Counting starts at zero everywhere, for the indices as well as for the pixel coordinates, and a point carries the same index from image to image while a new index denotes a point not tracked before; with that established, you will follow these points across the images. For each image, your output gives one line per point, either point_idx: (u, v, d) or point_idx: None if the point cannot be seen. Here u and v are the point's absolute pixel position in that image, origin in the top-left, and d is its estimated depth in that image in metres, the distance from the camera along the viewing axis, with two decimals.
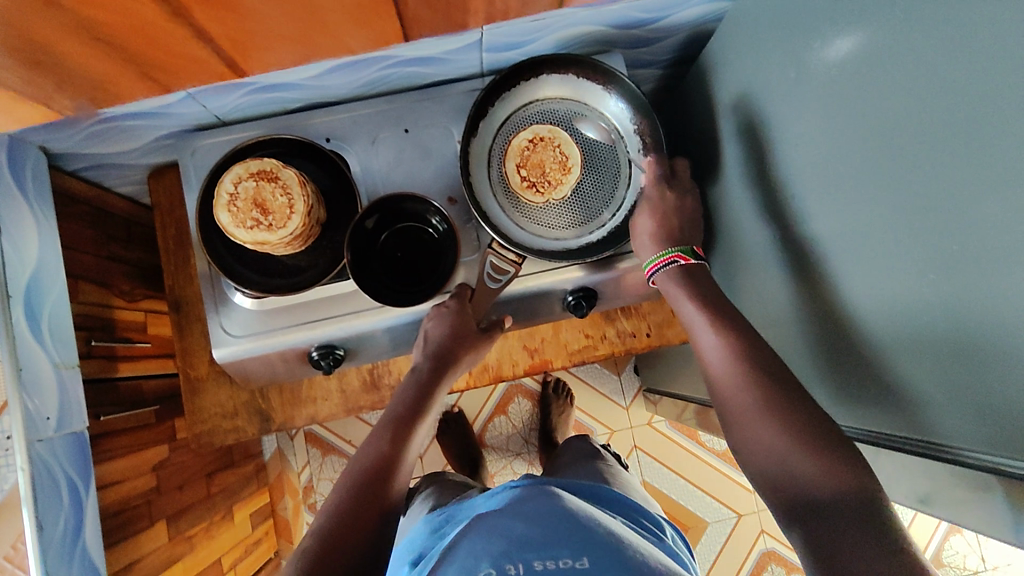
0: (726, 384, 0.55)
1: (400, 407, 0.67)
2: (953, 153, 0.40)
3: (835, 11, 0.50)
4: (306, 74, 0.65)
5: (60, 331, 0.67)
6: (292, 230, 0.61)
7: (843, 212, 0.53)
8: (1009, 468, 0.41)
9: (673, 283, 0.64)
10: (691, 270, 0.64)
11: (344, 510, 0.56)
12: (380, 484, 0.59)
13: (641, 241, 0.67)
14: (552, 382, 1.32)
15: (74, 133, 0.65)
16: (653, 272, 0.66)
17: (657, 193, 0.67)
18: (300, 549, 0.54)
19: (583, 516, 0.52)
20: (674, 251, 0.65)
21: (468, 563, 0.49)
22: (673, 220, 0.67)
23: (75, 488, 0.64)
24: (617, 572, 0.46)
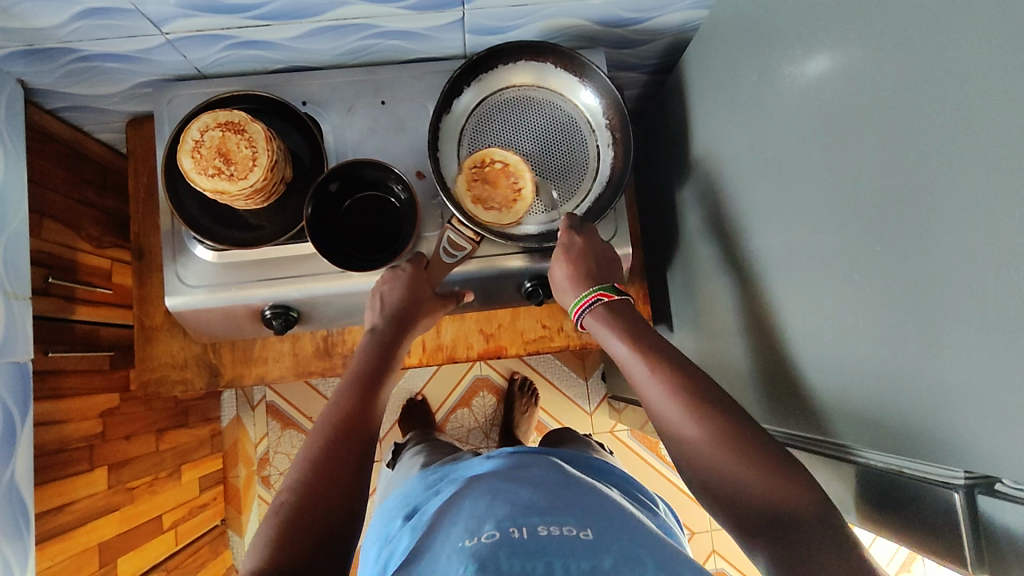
0: (674, 426, 0.52)
1: (362, 365, 0.63)
2: (893, 158, 0.41)
3: (797, 19, 0.51)
4: (288, 34, 0.66)
5: (16, 261, 0.67)
6: (253, 183, 0.61)
7: (793, 218, 0.54)
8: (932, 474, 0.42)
9: (600, 323, 0.61)
10: (613, 307, 0.62)
11: (323, 464, 0.52)
12: (353, 436, 0.55)
13: (562, 286, 0.66)
14: (518, 379, 1.32)
15: (53, 67, 0.66)
16: (579, 314, 0.64)
17: (567, 238, 0.65)
18: (275, 509, 0.49)
19: (577, 492, 0.54)
20: (595, 290, 0.63)
21: (472, 525, 0.49)
22: (587, 263, 0.65)
23: (10, 418, 0.64)
24: (623, 539, 0.47)
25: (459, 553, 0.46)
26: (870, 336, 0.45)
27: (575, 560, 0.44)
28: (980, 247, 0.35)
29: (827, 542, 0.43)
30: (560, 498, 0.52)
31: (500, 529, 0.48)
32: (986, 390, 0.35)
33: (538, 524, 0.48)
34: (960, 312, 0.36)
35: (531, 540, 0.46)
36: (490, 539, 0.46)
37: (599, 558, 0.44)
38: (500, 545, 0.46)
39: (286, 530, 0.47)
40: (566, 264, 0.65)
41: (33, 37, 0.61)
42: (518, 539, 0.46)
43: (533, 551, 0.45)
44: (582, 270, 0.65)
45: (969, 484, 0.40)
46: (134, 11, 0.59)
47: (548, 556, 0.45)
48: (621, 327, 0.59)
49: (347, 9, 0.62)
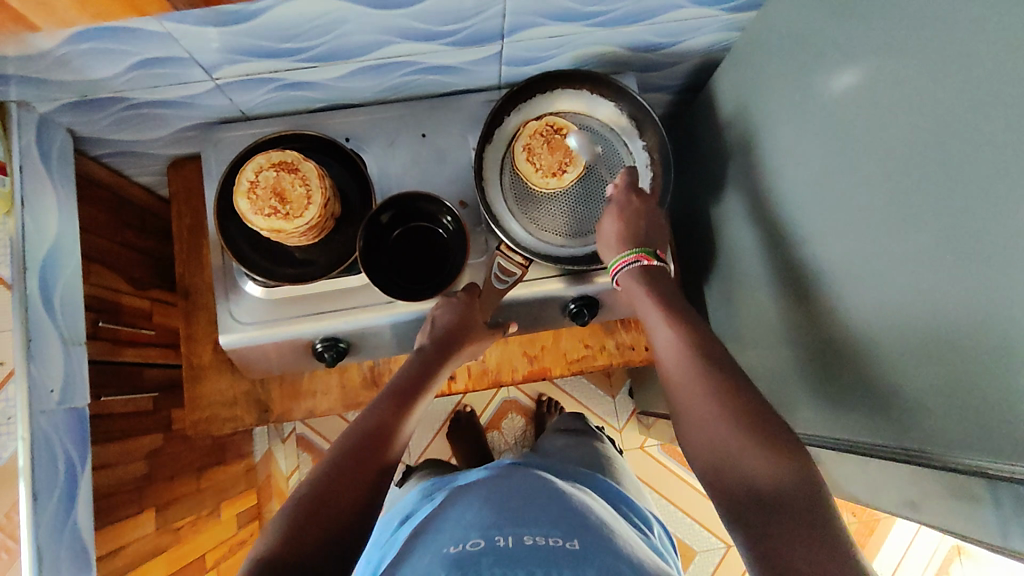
0: (690, 403, 0.55)
1: (401, 380, 0.64)
2: (954, 168, 0.42)
3: (838, 40, 0.53)
4: (332, 74, 0.68)
5: (71, 307, 0.68)
6: (309, 220, 0.63)
7: (844, 229, 0.56)
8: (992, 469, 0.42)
9: (634, 284, 0.65)
10: (651, 272, 0.65)
11: (343, 462, 0.53)
12: (381, 442, 0.56)
13: (607, 242, 0.67)
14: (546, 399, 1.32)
15: (103, 117, 0.68)
16: (615, 273, 0.67)
17: (624, 197, 0.68)
18: (293, 499, 0.50)
19: (574, 510, 0.55)
20: (636, 251, 0.65)
21: (460, 533, 0.51)
22: (641, 222, 0.66)
23: (71, 463, 0.65)
24: (604, 555, 0.48)
25: (442, 560, 0.48)
26: None
27: (559, 571, 0.45)
28: None
29: (813, 531, 0.43)
30: (553, 510, 0.54)
31: (485, 537, 0.50)
32: None
33: (524, 534, 0.50)
34: None
35: (516, 549, 0.48)
36: (474, 547, 0.48)
37: (584, 572, 0.45)
38: (483, 552, 0.48)
39: (299, 520, 0.48)
40: (621, 220, 0.67)
41: (87, 88, 0.62)
42: (502, 546, 0.48)
43: (515, 559, 0.47)
44: (632, 229, 0.66)
45: None
46: (188, 59, 0.60)
47: (529, 564, 0.46)
48: (658, 295, 0.63)
49: (391, 48, 0.64)
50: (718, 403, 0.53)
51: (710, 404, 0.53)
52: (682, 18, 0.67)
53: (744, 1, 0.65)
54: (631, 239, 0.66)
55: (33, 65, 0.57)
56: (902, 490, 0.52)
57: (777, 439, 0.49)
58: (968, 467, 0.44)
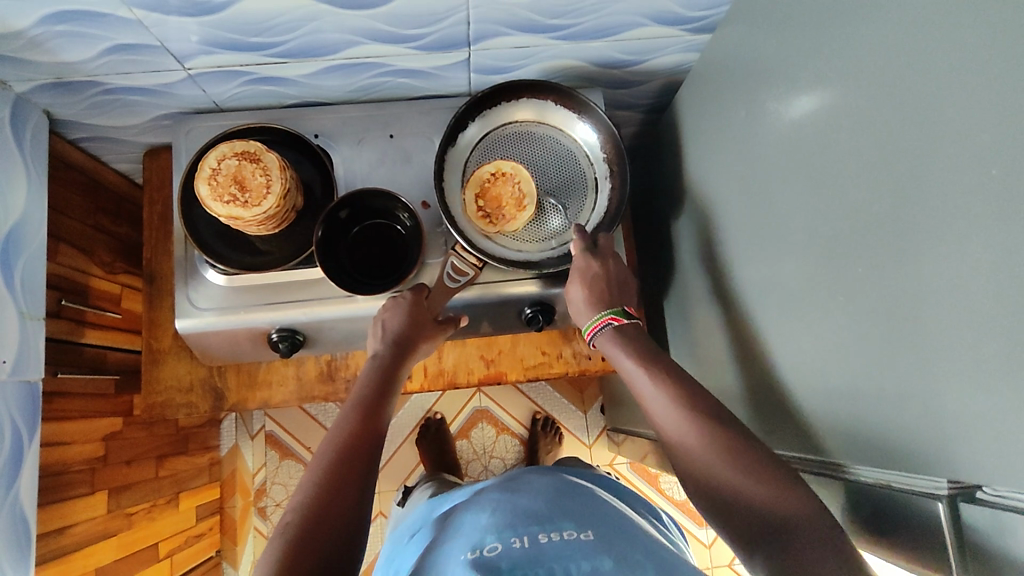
0: (681, 434, 0.54)
1: (365, 387, 0.64)
2: (877, 184, 0.43)
3: (781, 61, 0.55)
4: (303, 71, 0.70)
5: (32, 282, 0.70)
6: (267, 210, 0.64)
7: (782, 245, 0.57)
8: (919, 487, 0.42)
9: (611, 345, 0.64)
10: (623, 329, 0.65)
11: (327, 479, 0.53)
12: (359, 458, 0.55)
13: (578, 308, 0.69)
14: (540, 419, 1.33)
15: (78, 100, 0.70)
16: (592, 334, 0.67)
17: (584, 261, 0.68)
18: (280, 528, 0.49)
19: (572, 503, 0.59)
20: (605, 314, 0.66)
21: (475, 539, 0.54)
22: (604, 286, 0.68)
23: (18, 436, 0.65)
24: (618, 541, 0.52)
25: (461, 564, 0.50)
26: (857, 352, 0.47)
27: (575, 562, 0.49)
28: (958, 267, 0.37)
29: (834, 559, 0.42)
30: (558, 507, 0.58)
31: (501, 541, 0.52)
32: (965, 397, 0.37)
33: (539, 533, 0.53)
34: (944, 329, 0.38)
35: (533, 549, 0.51)
36: (492, 552, 0.51)
37: (598, 560, 0.49)
38: (501, 556, 0.50)
39: (294, 548, 0.47)
40: (583, 286, 0.68)
41: (62, 70, 0.64)
42: (519, 548, 0.51)
43: (533, 560, 0.50)
44: (597, 295, 0.67)
45: (952, 493, 0.40)
46: (160, 48, 0.62)
47: (549, 562, 0.49)
48: (633, 351, 0.62)
49: (360, 48, 0.66)
50: (705, 433, 0.52)
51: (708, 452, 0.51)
52: (645, 36, 0.69)
53: (704, 22, 0.67)
54: (597, 305, 0.67)
55: (9, 43, 0.59)
56: (840, 503, 0.52)
57: (767, 469, 0.48)
58: (907, 486, 0.44)
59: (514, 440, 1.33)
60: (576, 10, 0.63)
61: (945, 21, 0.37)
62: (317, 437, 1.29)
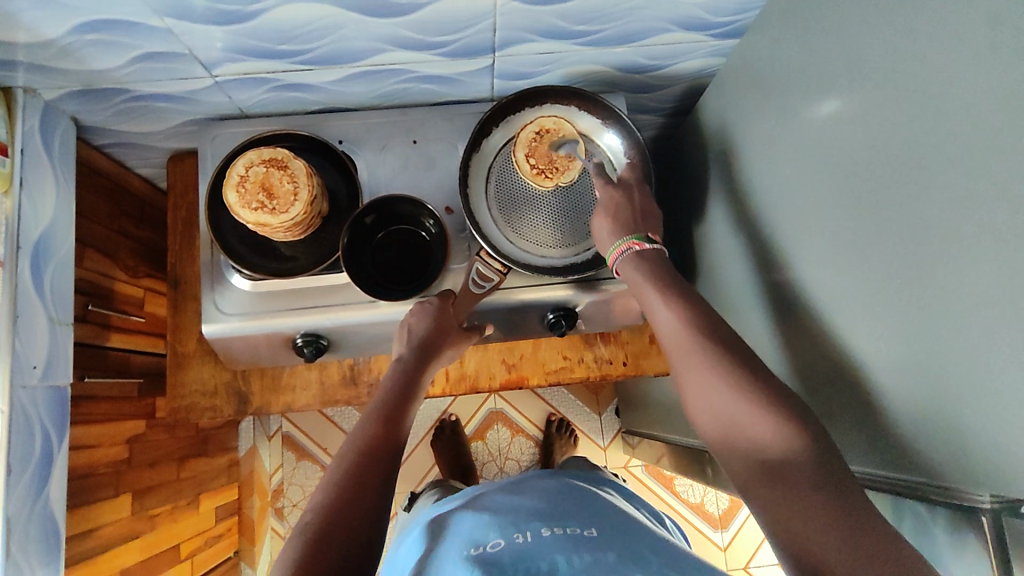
0: (687, 371, 0.54)
1: (388, 389, 0.64)
2: (914, 195, 0.43)
3: (811, 69, 0.54)
4: (328, 78, 0.70)
5: (60, 287, 0.70)
6: (294, 216, 0.64)
7: (811, 253, 0.57)
8: (960, 500, 0.43)
9: (630, 270, 0.64)
10: (645, 256, 0.64)
11: (348, 480, 0.53)
12: (381, 459, 0.56)
13: (601, 239, 0.68)
14: (556, 422, 1.33)
15: (105, 107, 0.70)
16: (613, 262, 0.66)
17: (608, 191, 0.68)
18: (299, 526, 0.50)
19: (574, 505, 0.59)
20: (628, 239, 0.65)
21: (478, 537, 0.54)
22: (626, 210, 0.66)
23: (48, 440, 0.66)
24: (622, 538, 0.52)
25: (464, 559, 0.50)
26: (891, 362, 0.47)
27: (577, 554, 0.49)
28: (1001, 282, 0.37)
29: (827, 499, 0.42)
30: (562, 509, 0.58)
31: (504, 536, 0.52)
32: (1008, 411, 0.37)
33: (541, 528, 0.53)
34: (983, 343, 0.38)
35: (535, 542, 0.51)
36: (494, 547, 0.51)
37: (601, 553, 0.49)
38: (503, 551, 0.50)
39: (312, 545, 0.47)
40: (605, 214, 0.67)
41: (91, 78, 0.65)
42: (521, 543, 0.51)
43: (534, 550, 0.50)
44: (620, 221, 0.66)
45: (995, 506, 0.41)
46: (188, 55, 0.63)
47: (550, 552, 0.49)
48: (653, 277, 0.62)
49: (386, 55, 0.66)
50: (711, 369, 0.52)
51: (717, 386, 0.51)
52: (671, 41, 0.69)
53: (731, 27, 0.67)
54: (619, 231, 0.66)
55: (41, 53, 0.59)
56: (879, 512, 0.53)
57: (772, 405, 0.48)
58: (948, 498, 0.44)
59: (529, 442, 1.34)
60: (603, 17, 0.63)
61: (988, 33, 0.37)
62: (333, 438, 1.29)
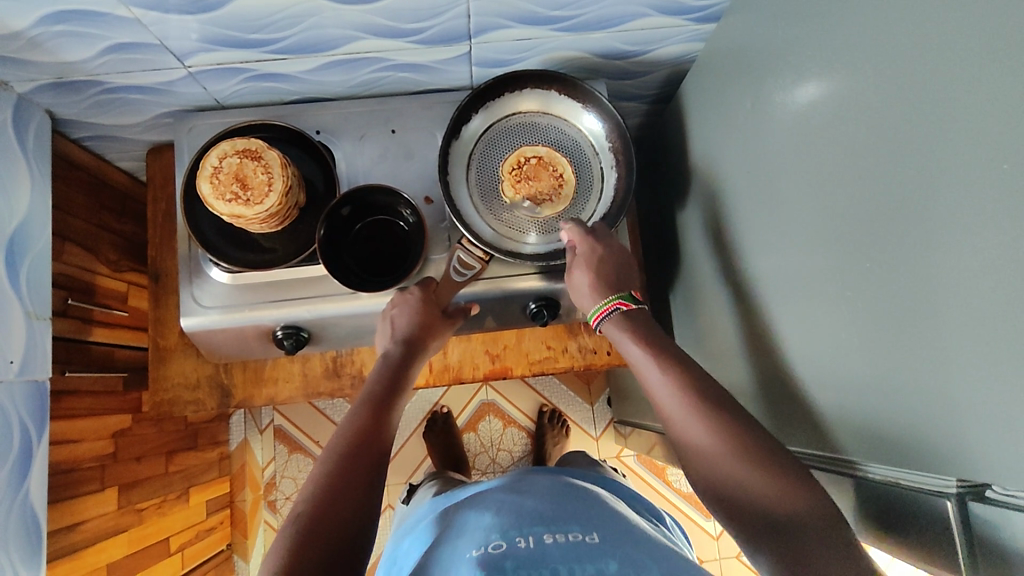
0: (674, 414, 0.54)
1: (374, 384, 0.63)
2: (884, 177, 0.43)
3: (787, 51, 0.54)
4: (304, 67, 0.69)
5: (37, 282, 0.70)
6: (269, 207, 0.64)
7: (788, 239, 0.56)
8: (927, 486, 0.43)
9: (613, 323, 0.64)
10: (631, 314, 0.64)
11: (334, 474, 0.52)
12: (367, 452, 0.55)
13: (581, 294, 0.67)
14: (548, 412, 1.33)
15: (80, 99, 0.70)
16: (597, 321, 0.65)
17: (590, 247, 0.67)
18: (289, 519, 0.49)
19: (578, 504, 0.59)
20: (614, 298, 0.64)
21: (481, 537, 0.54)
22: (609, 270, 0.66)
23: (27, 434, 0.66)
24: (622, 542, 0.52)
25: (468, 562, 0.50)
26: (865, 347, 0.46)
27: (581, 564, 0.49)
28: (970, 262, 0.36)
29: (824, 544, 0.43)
30: (566, 509, 0.58)
31: (506, 539, 0.53)
32: (977, 395, 0.37)
33: (544, 533, 0.53)
34: (954, 326, 0.38)
35: (538, 548, 0.51)
36: (497, 550, 0.51)
37: (603, 563, 0.49)
38: (505, 555, 0.51)
39: (303, 538, 0.47)
40: (587, 270, 0.66)
41: (63, 70, 0.64)
42: (524, 548, 0.51)
43: (539, 559, 0.50)
44: (603, 279, 0.66)
45: (961, 491, 0.40)
46: (160, 46, 0.62)
47: (554, 561, 0.49)
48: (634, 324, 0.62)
49: (360, 43, 0.66)
50: (696, 413, 0.53)
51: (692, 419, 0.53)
52: (649, 26, 0.68)
53: (710, 11, 0.66)
54: (602, 291, 0.66)
55: (10, 44, 0.59)
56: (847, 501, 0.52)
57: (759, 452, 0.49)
58: (915, 485, 0.44)
59: (520, 433, 1.34)
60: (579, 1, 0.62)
61: (958, 9, 0.36)
62: (325, 431, 1.29)
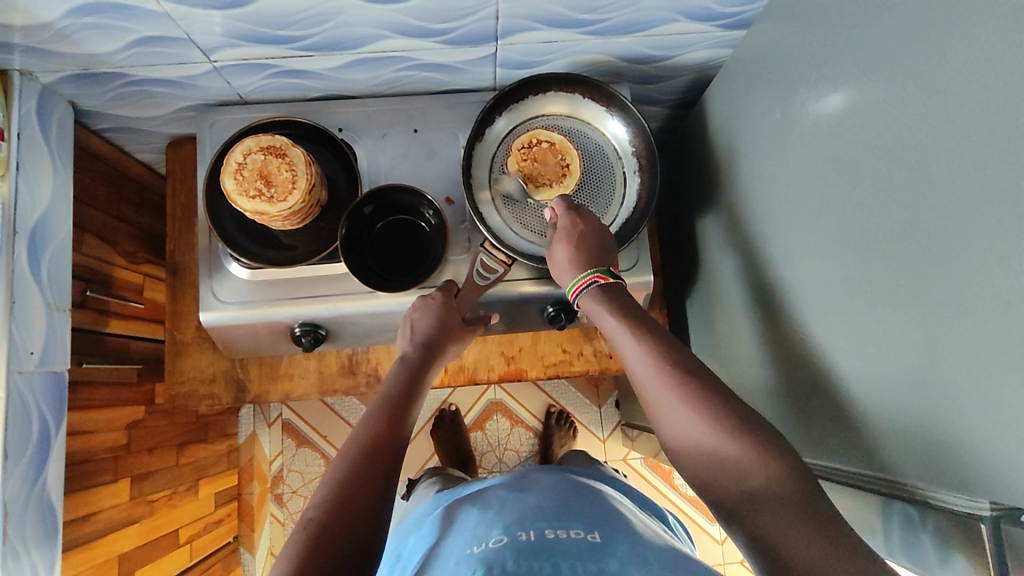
0: (660, 404, 0.53)
1: (392, 387, 0.63)
2: (918, 193, 0.43)
3: (818, 62, 0.53)
4: (328, 64, 0.69)
5: (58, 273, 0.70)
6: (292, 205, 0.64)
7: (814, 249, 0.56)
8: (958, 507, 0.42)
9: (595, 303, 0.62)
10: (610, 289, 0.63)
11: (349, 478, 0.52)
12: (381, 456, 0.55)
13: (562, 269, 0.65)
14: (556, 413, 1.33)
15: (103, 91, 0.70)
16: (577, 294, 0.64)
17: (570, 220, 0.66)
18: (301, 524, 0.49)
19: (580, 502, 0.59)
20: (591, 272, 0.63)
21: (482, 534, 0.54)
22: (590, 244, 0.65)
23: (46, 426, 0.66)
24: (623, 541, 0.52)
25: (469, 557, 0.51)
26: (892, 362, 0.46)
27: (582, 561, 0.48)
28: (1007, 285, 0.36)
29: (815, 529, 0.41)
30: (568, 507, 0.58)
31: (508, 534, 0.53)
32: (1009, 416, 0.36)
33: (545, 528, 0.53)
34: (988, 346, 0.38)
35: (539, 541, 0.51)
36: (497, 544, 0.51)
37: (605, 561, 0.48)
38: (507, 548, 0.51)
39: (312, 544, 0.47)
40: (568, 243, 0.65)
41: (88, 62, 0.64)
42: (525, 541, 0.52)
43: (539, 551, 0.50)
44: (584, 250, 0.65)
45: (995, 514, 0.40)
46: (186, 40, 0.62)
47: (555, 556, 0.49)
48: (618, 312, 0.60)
49: (386, 42, 0.65)
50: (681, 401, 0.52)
51: (684, 408, 0.52)
52: (676, 32, 0.68)
53: (738, 18, 0.66)
54: (581, 263, 0.64)
55: (36, 35, 0.58)
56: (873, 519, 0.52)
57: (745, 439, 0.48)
58: (946, 506, 0.44)
59: (528, 433, 1.34)
60: (608, 6, 0.62)
61: (1001, 28, 0.36)
62: (333, 426, 1.30)
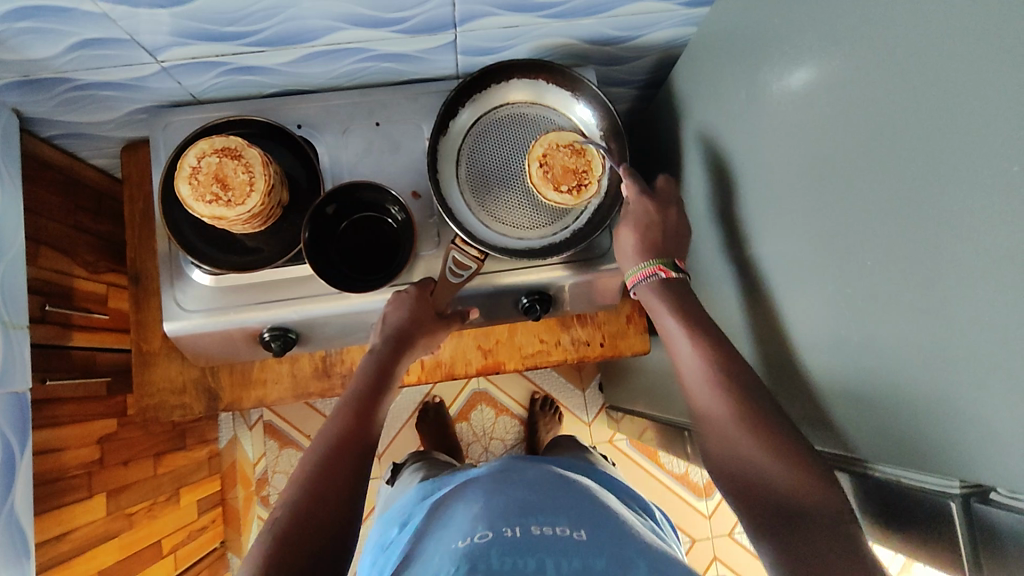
0: (705, 402, 0.54)
1: (363, 381, 0.62)
2: (882, 175, 0.42)
3: (779, 39, 0.52)
4: (282, 59, 0.67)
5: (12, 289, 0.68)
6: (251, 208, 0.62)
7: (783, 230, 0.55)
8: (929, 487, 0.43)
9: (652, 295, 0.63)
10: (669, 283, 0.63)
11: (318, 473, 0.51)
12: (352, 452, 0.54)
13: (626, 254, 0.66)
14: (540, 399, 1.33)
15: (47, 97, 0.67)
16: (635, 283, 0.65)
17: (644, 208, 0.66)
18: (271, 521, 0.48)
19: (564, 496, 0.59)
20: (653, 264, 0.63)
21: (467, 528, 0.53)
22: (657, 232, 0.65)
23: (9, 447, 0.64)
24: (611, 538, 0.51)
25: (453, 552, 0.50)
26: (862, 343, 0.46)
27: (568, 561, 0.48)
28: (969, 264, 0.36)
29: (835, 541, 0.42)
30: (556, 501, 0.58)
31: (493, 529, 0.52)
32: (976, 397, 0.36)
33: (530, 524, 0.52)
34: (954, 328, 0.37)
35: (524, 537, 0.51)
36: (482, 539, 0.50)
37: (591, 561, 0.48)
38: (492, 544, 0.50)
39: (282, 542, 0.46)
40: (635, 231, 0.65)
41: (28, 68, 0.61)
42: (511, 537, 0.50)
43: (523, 548, 0.49)
44: (650, 239, 0.65)
45: (965, 493, 0.40)
46: (130, 41, 0.59)
47: (540, 554, 0.49)
48: (670, 307, 0.61)
49: (340, 34, 0.63)
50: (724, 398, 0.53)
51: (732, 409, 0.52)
52: (639, 12, 0.66)
53: None
54: (644, 253, 0.64)
55: None
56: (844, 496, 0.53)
57: (785, 446, 0.48)
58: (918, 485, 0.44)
59: (513, 420, 1.34)
60: None
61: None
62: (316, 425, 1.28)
